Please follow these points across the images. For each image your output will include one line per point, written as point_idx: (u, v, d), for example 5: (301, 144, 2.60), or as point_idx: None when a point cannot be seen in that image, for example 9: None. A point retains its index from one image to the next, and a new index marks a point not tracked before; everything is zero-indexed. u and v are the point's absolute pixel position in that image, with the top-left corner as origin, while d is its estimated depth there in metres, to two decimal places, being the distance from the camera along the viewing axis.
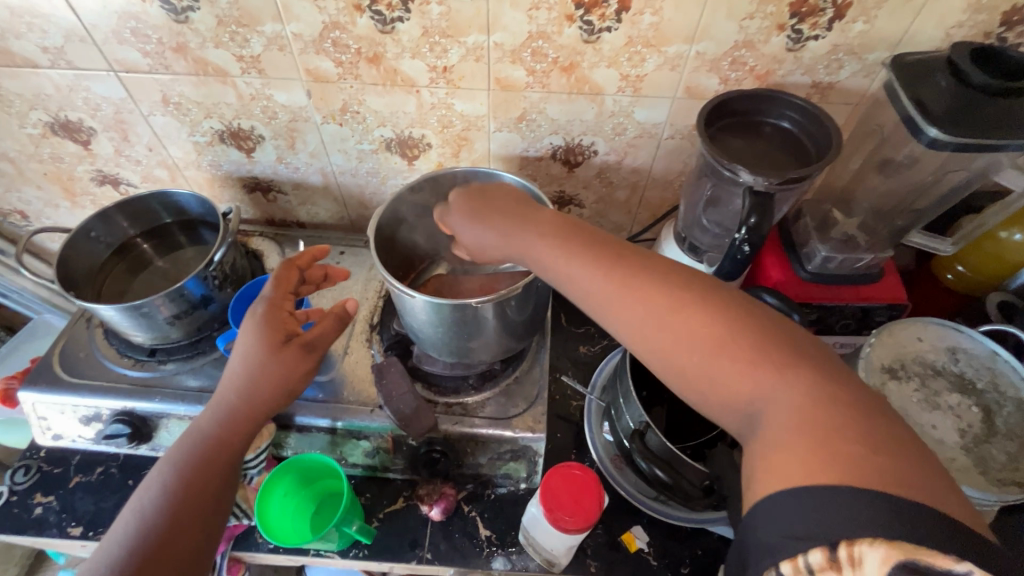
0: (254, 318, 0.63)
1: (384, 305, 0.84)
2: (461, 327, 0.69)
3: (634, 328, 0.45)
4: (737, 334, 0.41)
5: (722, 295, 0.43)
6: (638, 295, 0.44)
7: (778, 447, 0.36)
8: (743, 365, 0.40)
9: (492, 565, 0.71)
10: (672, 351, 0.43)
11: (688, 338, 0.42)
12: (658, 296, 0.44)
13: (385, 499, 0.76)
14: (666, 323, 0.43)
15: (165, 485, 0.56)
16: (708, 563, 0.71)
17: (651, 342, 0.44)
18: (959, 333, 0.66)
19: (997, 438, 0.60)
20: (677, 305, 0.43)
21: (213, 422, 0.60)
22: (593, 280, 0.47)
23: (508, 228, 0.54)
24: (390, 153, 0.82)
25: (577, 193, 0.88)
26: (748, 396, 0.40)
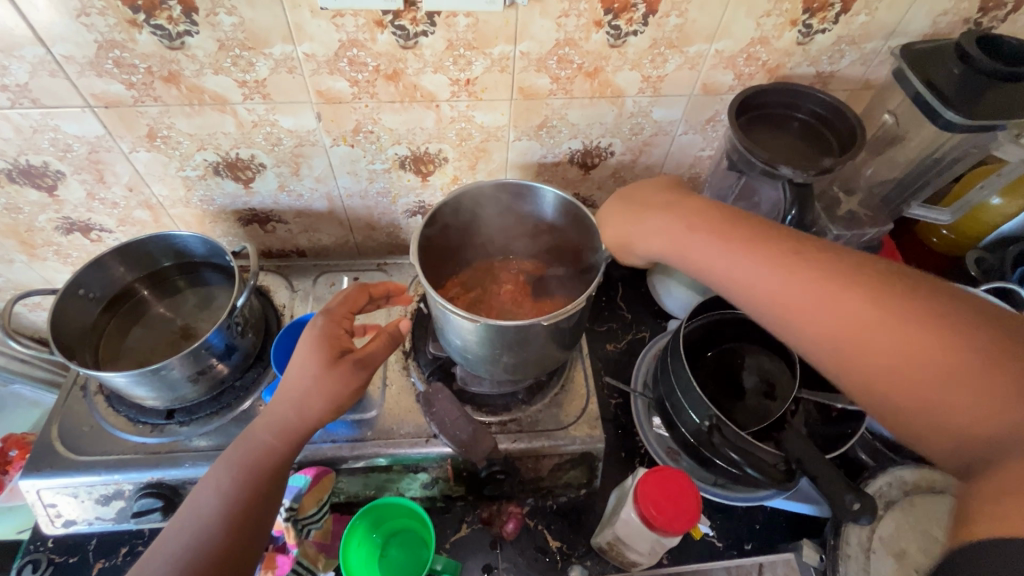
0: (310, 332, 0.58)
1: (414, 329, 0.81)
2: (514, 347, 0.68)
3: (824, 340, 0.42)
4: (950, 345, 0.36)
5: (950, 317, 0.38)
6: (834, 303, 0.41)
7: (1001, 473, 0.31)
8: (955, 379, 0.35)
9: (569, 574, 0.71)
10: (873, 364, 0.39)
11: (892, 356, 0.38)
12: (847, 294, 0.41)
13: (448, 527, 0.74)
14: (869, 335, 0.40)
15: (220, 499, 0.52)
16: (767, 536, 0.74)
17: (844, 354, 0.41)
18: None
19: None
20: (876, 313, 0.39)
21: (268, 431, 0.55)
22: (775, 283, 0.44)
23: (665, 225, 0.54)
24: (404, 170, 0.78)
25: (591, 194, 0.88)
26: (967, 424, 0.35)
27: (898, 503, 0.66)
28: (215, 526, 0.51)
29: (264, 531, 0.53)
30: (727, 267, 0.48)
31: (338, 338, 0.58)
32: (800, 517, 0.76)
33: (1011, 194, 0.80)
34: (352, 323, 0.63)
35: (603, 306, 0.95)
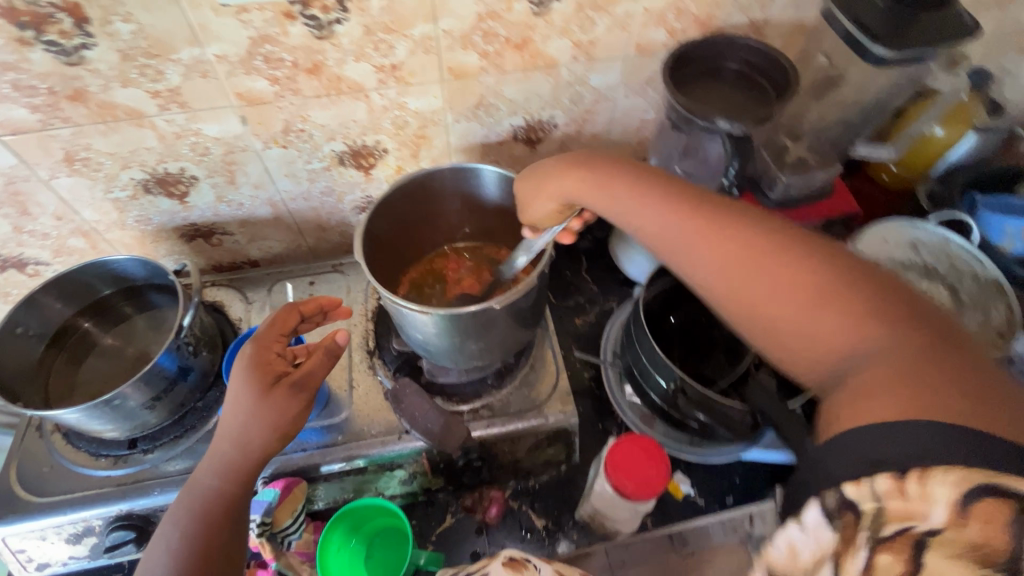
0: (239, 361, 0.56)
1: (377, 327, 0.79)
2: (475, 331, 0.67)
3: (719, 282, 0.44)
4: (828, 290, 0.40)
5: (828, 268, 0.41)
6: (732, 255, 0.43)
7: (869, 393, 0.35)
8: (832, 311, 0.39)
9: (557, 549, 0.72)
10: (763, 311, 0.42)
11: (770, 289, 0.41)
12: (744, 245, 0.43)
13: (432, 520, 0.74)
14: (761, 287, 0.42)
15: (172, 555, 0.51)
16: (749, 487, 0.75)
17: (737, 299, 0.43)
18: (916, 228, 0.73)
19: (966, 310, 0.69)
20: (766, 263, 0.42)
21: (212, 474, 0.54)
22: (679, 231, 0.46)
23: (596, 195, 0.54)
24: (344, 166, 0.76)
25: None
26: (818, 334, 0.40)
27: None
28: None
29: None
30: (652, 218, 0.49)
31: (271, 363, 0.56)
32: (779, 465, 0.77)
33: (953, 122, 0.79)
34: (284, 345, 0.60)
35: (567, 281, 0.94)
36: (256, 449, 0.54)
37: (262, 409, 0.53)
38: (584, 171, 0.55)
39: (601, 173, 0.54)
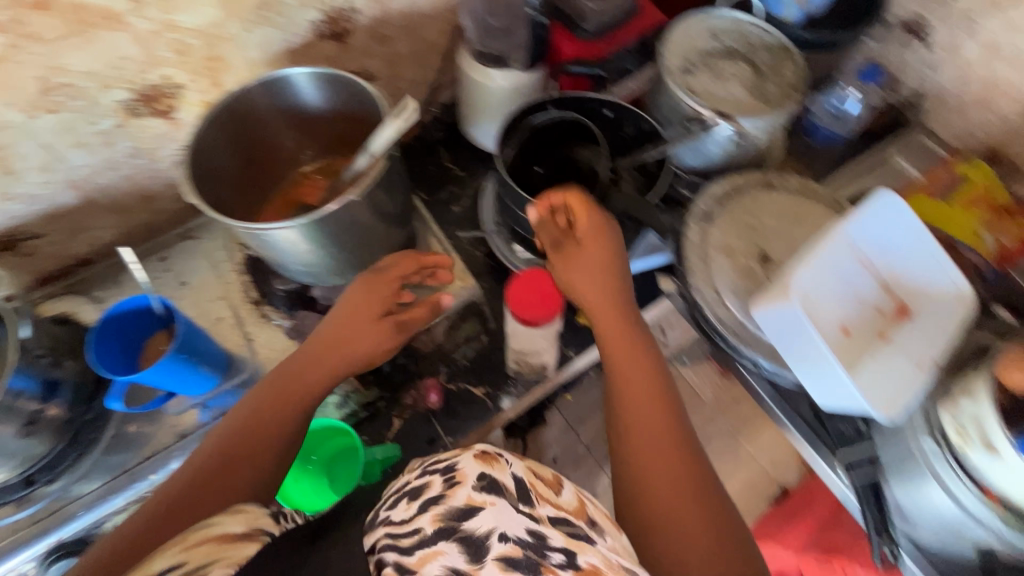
0: (370, 276, 0.64)
1: (254, 276, 0.75)
2: (346, 233, 0.65)
3: (628, 407, 0.56)
4: (693, 490, 0.53)
5: (677, 416, 0.57)
6: (637, 372, 0.58)
7: (690, 563, 0.49)
8: (678, 495, 0.52)
9: (501, 405, 0.78)
10: (643, 467, 0.54)
11: (657, 472, 0.53)
12: (665, 434, 0.55)
13: (381, 430, 0.76)
14: (644, 430, 0.55)
15: (235, 419, 0.57)
16: None
17: (628, 437, 0.56)
18: (710, 17, 0.81)
19: (766, 76, 0.77)
20: (658, 410, 0.56)
21: (288, 366, 0.60)
22: (611, 330, 0.60)
23: (589, 252, 0.61)
24: (140, 117, 0.67)
25: (362, 65, 0.82)
26: (668, 526, 0.51)
27: (719, 212, 0.75)
28: (213, 469, 0.54)
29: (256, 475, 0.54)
30: (611, 335, 0.60)
31: (384, 298, 0.63)
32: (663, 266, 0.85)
33: None
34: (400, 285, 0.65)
35: (434, 175, 0.93)
36: (309, 374, 0.60)
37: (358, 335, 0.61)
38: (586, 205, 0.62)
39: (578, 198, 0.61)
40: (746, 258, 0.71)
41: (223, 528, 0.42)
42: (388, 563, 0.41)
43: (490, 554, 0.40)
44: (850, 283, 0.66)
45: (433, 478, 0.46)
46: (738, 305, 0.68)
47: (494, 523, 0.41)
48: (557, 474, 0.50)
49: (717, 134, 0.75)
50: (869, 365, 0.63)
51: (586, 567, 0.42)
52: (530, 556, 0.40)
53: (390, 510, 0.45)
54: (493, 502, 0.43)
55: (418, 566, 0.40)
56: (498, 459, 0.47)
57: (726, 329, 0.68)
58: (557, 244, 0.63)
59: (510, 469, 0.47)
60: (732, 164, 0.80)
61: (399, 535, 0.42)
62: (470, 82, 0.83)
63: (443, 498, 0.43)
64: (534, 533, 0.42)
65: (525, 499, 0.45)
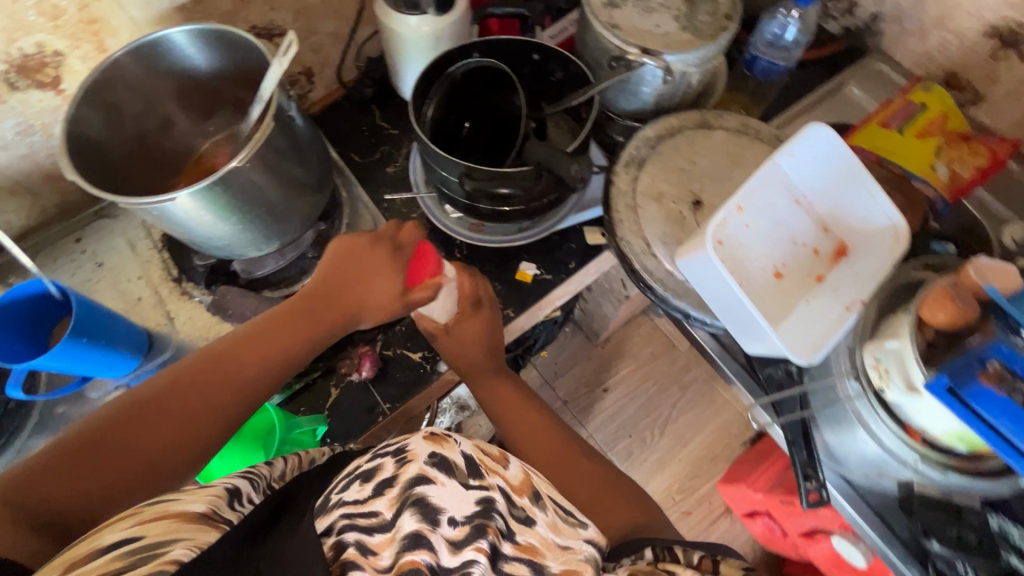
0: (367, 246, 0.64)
1: (173, 253, 0.73)
2: (250, 203, 0.62)
3: (528, 440, 0.65)
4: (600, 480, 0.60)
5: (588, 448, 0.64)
6: (534, 426, 0.65)
7: (618, 518, 0.56)
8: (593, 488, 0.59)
9: (440, 368, 0.76)
10: (544, 457, 0.62)
11: (553, 456, 0.62)
12: (557, 443, 0.64)
13: (319, 399, 0.75)
14: (536, 437, 0.64)
15: (183, 383, 0.50)
16: (585, 248, 0.81)
17: (531, 451, 0.63)
18: None
19: (698, 6, 0.71)
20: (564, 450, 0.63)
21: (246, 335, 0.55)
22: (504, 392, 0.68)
23: (465, 335, 0.66)
24: (20, 90, 0.63)
25: (268, 19, 0.76)
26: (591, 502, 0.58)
27: (649, 157, 0.71)
28: (168, 401, 0.49)
29: (210, 429, 0.50)
30: (501, 394, 0.68)
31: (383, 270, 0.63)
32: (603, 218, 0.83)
33: None
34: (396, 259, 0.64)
35: (364, 135, 0.89)
36: (283, 343, 0.56)
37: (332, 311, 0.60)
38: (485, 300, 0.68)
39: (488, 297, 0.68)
40: (677, 205, 0.68)
41: (183, 507, 0.39)
42: (350, 545, 0.39)
43: (438, 537, 0.40)
44: (780, 225, 0.65)
45: (387, 459, 0.44)
46: (666, 254, 0.66)
47: (448, 504, 0.41)
48: (505, 450, 0.50)
49: (646, 74, 0.70)
50: (800, 308, 0.62)
51: (523, 543, 0.44)
52: (481, 523, 0.41)
53: (344, 492, 0.43)
54: (445, 480, 0.42)
55: (378, 549, 0.39)
56: (448, 438, 0.46)
57: (653, 279, 0.65)
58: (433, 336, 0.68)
59: (460, 447, 0.46)
60: (668, 105, 0.76)
61: (356, 514, 0.41)
62: (387, 32, 0.77)
63: (396, 479, 0.42)
64: (484, 501, 0.43)
65: (476, 475, 0.44)
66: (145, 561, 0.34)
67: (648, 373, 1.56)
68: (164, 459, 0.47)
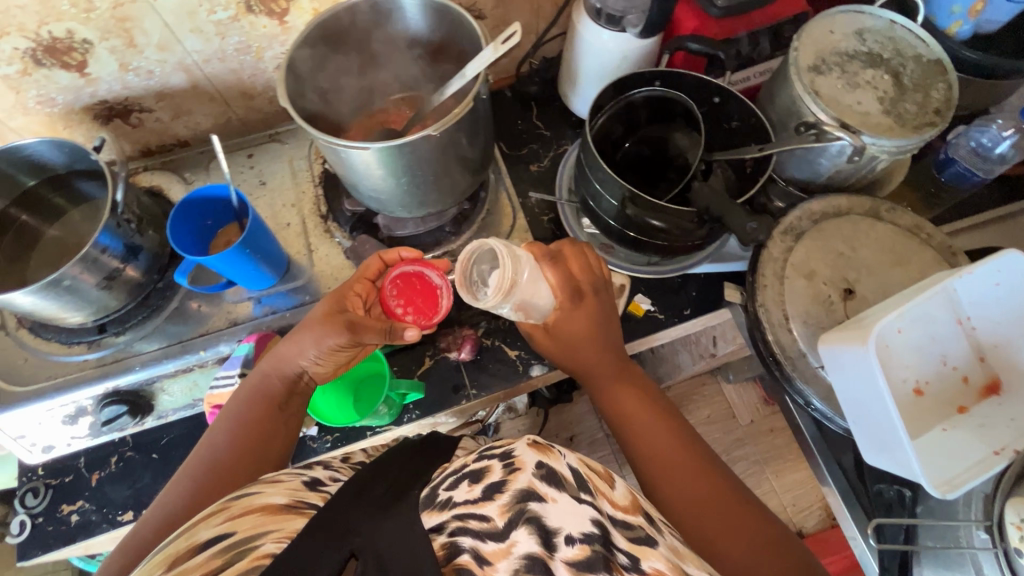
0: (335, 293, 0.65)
1: (326, 192, 0.77)
2: (421, 170, 0.65)
3: (642, 447, 0.61)
4: (710, 502, 0.56)
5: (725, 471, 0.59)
6: (666, 442, 0.61)
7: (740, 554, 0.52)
8: (713, 514, 0.55)
9: (532, 372, 0.77)
10: (658, 466, 0.59)
11: (668, 466, 0.59)
12: (669, 448, 0.60)
13: (412, 365, 0.77)
14: (652, 442, 0.61)
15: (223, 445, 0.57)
16: (704, 299, 0.80)
17: (648, 463, 0.60)
18: (862, 15, 0.72)
19: (908, 94, 0.68)
20: (698, 476, 0.57)
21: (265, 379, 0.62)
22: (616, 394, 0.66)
23: (579, 323, 0.66)
24: (254, 14, 0.69)
25: (474, 1, 0.80)
26: (709, 533, 0.54)
27: (809, 232, 0.68)
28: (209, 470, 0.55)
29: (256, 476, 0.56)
30: (623, 397, 0.65)
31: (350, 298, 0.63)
32: (731, 275, 0.80)
33: None
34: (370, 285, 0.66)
35: (519, 129, 0.91)
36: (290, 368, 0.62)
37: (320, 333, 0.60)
38: (574, 289, 0.66)
39: (586, 295, 0.66)
40: (827, 288, 0.65)
41: (267, 501, 0.46)
42: (465, 550, 0.41)
43: (558, 555, 0.41)
44: (935, 341, 0.60)
45: (494, 463, 0.47)
46: (804, 334, 0.63)
47: (562, 523, 0.42)
48: (610, 469, 0.52)
49: (833, 147, 0.67)
50: (933, 434, 0.58)
51: (649, 571, 0.42)
52: (597, 550, 0.42)
53: (452, 490, 0.46)
54: (556, 497, 0.44)
55: (492, 559, 0.40)
56: (553, 449, 0.49)
57: (783, 356, 0.63)
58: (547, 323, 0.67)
59: (565, 459, 0.48)
60: (839, 183, 0.73)
61: (469, 517, 0.43)
62: (579, 39, 0.79)
63: (506, 484, 0.45)
64: (599, 525, 0.44)
65: (585, 490, 0.46)
66: (241, 555, 0.40)
67: (700, 435, 1.50)
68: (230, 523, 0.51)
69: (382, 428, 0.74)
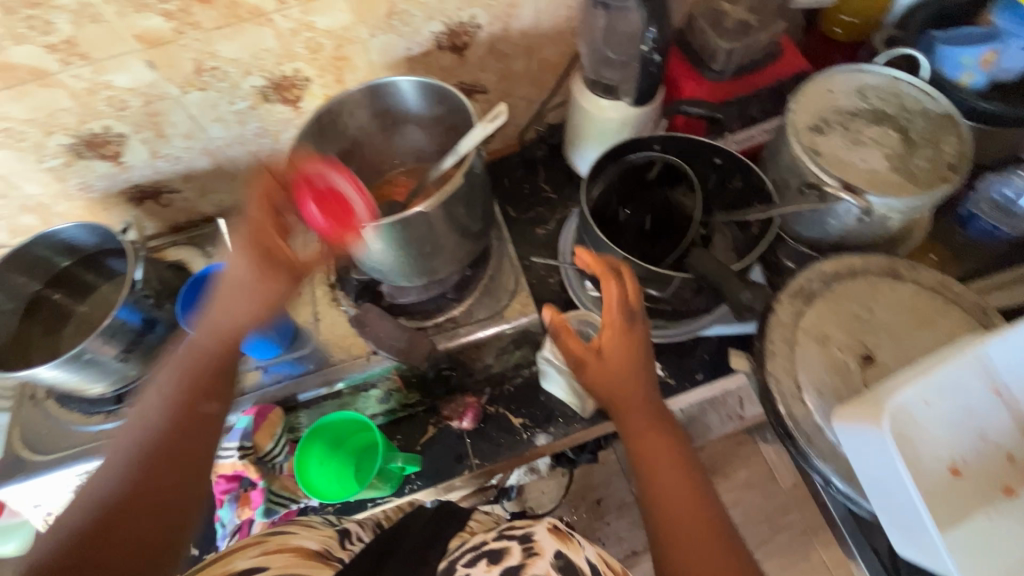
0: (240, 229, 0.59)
1: (335, 261, 0.80)
2: (419, 243, 0.66)
3: (649, 477, 0.57)
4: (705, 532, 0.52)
5: (729, 529, 0.53)
6: (678, 491, 0.55)
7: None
8: (704, 546, 0.51)
9: (536, 442, 0.75)
10: (660, 499, 0.55)
11: (669, 498, 0.54)
12: (671, 472, 0.56)
13: (416, 433, 0.77)
14: (662, 471, 0.56)
15: (164, 404, 0.55)
16: (716, 363, 0.76)
17: (655, 497, 0.55)
18: (862, 72, 0.71)
19: (917, 150, 0.65)
20: (698, 507, 0.54)
21: (207, 339, 0.58)
22: (637, 424, 0.59)
23: (614, 364, 0.59)
24: (270, 102, 0.75)
25: (476, 78, 0.84)
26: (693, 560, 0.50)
27: (820, 293, 0.65)
28: (134, 497, 0.51)
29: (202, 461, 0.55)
30: (638, 422, 0.59)
31: (260, 234, 0.58)
32: (744, 337, 0.77)
33: None
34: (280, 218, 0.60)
35: (525, 194, 0.92)
36: (235, 294, 0.59)
37: (246, 280, 0.58)
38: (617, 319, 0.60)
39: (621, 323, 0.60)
40: (842, 355, 0.61)
41: (301, 543, 0.50)
42: None
43: None
44: (971, 414, 0.53)
45: (514, 546, 0.50)
46: (819, 405, 0.59)
47: None
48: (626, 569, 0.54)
49: (839, 208, 0.65)
50: (976, 522, 0.50)
51: None
52: None
53: (469, 567, 0.49)
54: None
55: None
56: (572, 539, 0.52)
57: (797, 430, 0.58)
58: (578, 364, 0.62)
59: (584, 552, 0.51)
60: (852, 241, 0.70)
61: None
62: (578, 108, 0.81)
63: (523, 568, 0.47)
64: None
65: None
66: None
67: (737, 501, 1.40)
68: (163, 507, 0.51)
69: (383, 500, 0.73)
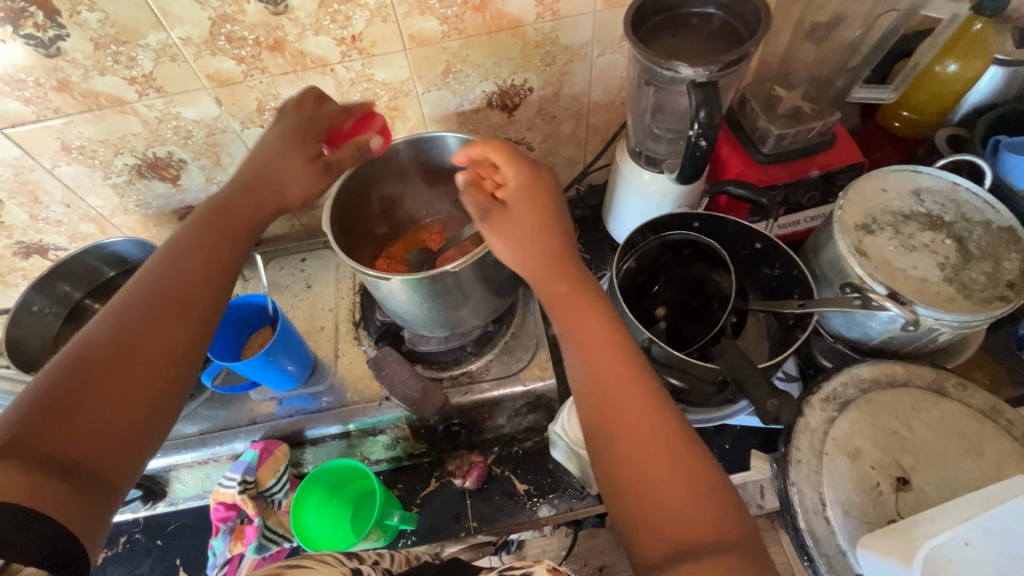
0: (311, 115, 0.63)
1: (362, 299, 0.82)
2: (444, 297, 0.66)
3: (581, 370, 0.48)
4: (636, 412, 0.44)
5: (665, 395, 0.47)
6: (608, 357, 0.48)
7: (666, 492, 0.41)
8: (657, 458, 0.42)
9: (538, 514, 0.72)
10: (601, 405, 0.46)
11: (611, 397, 0.46)
12: (606, 361, 0.47)
13: (418, 484, 0.76)
14: (601, 359, 0.48)
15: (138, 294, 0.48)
16: (736, 454, 0.73)
17: (592, 404, 0.47)
18: (919, 174, 0.68)
19: (974, 262, 0.62)
20: (631, 393, 0.45)
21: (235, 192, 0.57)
22: (547, 284, 0.53)
23: (517, 219, 0.53)
24: None
25: (522, 136, 0.85)
26: (649, 481, 0.41)
27: (855, 401, 0.61)
28: (85, 388, 0.42)
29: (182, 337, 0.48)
30: (572, 302, 0.51)
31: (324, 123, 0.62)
32: (769, 431, 0.73)
33: (968, 56, 0.74)
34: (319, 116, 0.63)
35: None
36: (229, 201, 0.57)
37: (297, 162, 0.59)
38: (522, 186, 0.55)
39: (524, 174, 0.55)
40: (874, 474, 0.57)
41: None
42: None
43: None
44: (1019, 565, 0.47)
45: None
46: (842, 523, 0.55)
47: None
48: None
49: (882, 314, 0.62)
50: None
51: None
52: None
53: None
54: None
55: None
56: None
57: (816, 550, 0.54)
58: (485, 214, 0.54)
59: None
60: (895, 348, 0.66)
61: None
62: (620, 177, 0.81)
63: None
64: None
65: None
66: None
67: None
68: (140, 389, 0.44)
69: None
